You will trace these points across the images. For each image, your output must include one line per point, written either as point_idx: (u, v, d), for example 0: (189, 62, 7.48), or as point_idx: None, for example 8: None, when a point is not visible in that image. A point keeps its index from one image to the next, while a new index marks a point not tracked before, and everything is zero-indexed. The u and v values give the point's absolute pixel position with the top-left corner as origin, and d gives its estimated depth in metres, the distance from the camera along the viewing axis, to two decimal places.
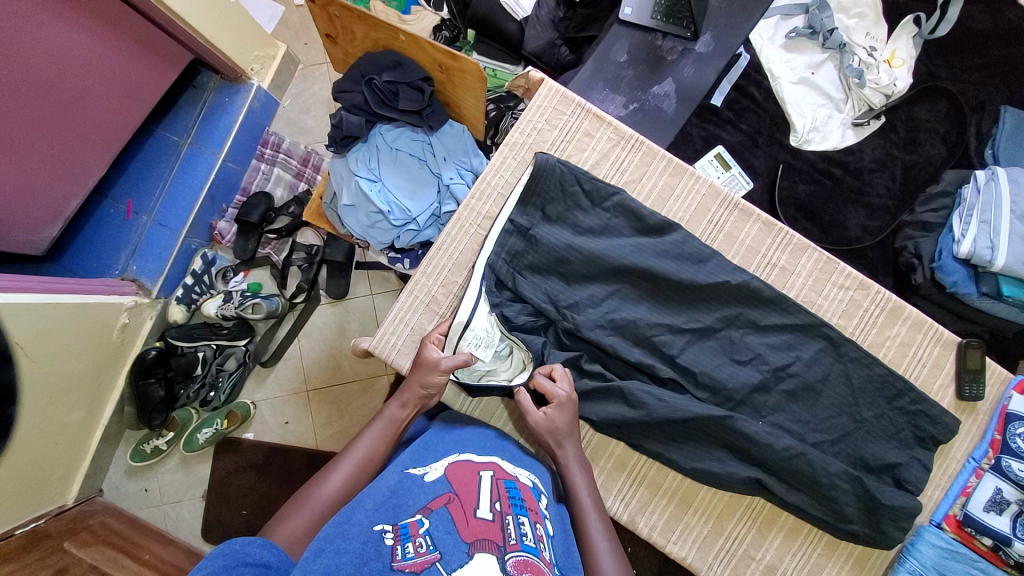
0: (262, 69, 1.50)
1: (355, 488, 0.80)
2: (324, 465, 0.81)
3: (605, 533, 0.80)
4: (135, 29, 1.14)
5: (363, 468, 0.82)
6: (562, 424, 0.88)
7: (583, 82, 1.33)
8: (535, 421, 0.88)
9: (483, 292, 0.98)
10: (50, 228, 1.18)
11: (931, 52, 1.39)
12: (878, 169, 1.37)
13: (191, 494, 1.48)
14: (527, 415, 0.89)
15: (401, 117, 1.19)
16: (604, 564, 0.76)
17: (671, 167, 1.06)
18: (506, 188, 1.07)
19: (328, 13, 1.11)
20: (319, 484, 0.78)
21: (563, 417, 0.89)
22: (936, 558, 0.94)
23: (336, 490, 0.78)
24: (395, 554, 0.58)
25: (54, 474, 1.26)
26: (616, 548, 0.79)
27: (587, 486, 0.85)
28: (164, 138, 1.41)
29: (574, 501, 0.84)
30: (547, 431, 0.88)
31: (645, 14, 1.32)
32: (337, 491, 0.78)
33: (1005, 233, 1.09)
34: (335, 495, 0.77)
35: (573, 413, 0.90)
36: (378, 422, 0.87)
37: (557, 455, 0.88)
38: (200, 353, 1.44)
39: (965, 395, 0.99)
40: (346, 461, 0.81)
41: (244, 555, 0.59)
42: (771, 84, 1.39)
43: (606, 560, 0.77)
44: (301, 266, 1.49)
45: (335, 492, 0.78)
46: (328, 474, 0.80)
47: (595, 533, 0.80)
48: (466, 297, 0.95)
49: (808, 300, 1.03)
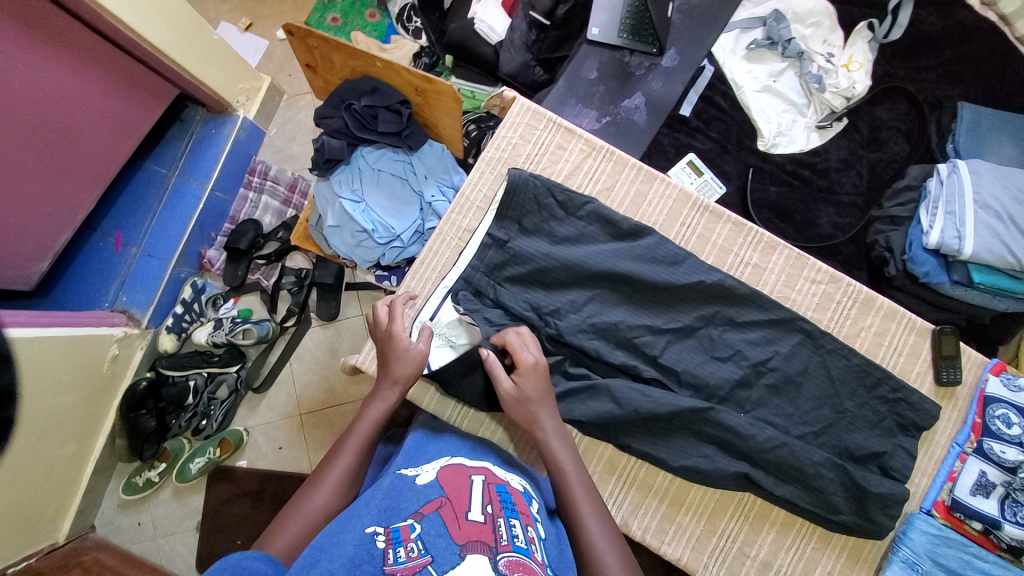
0: (247, 101, 1.54)
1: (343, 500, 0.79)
2: (311, 477, 0.80)
3: (590, 496, 0.80)
4: (121, 67, 1.18)
5: (350, 479, 0.81)
6: (534, 389, 0.88)
7: (556, 99, 1.38)
8: (506, 389, 0.87)
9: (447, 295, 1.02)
10: (39, 263, 1.21)
11: (886, 55, 1.46)
12: (845, 168, 1.41)
13: (185, 527, 1.46)
14: (497, 382, 0.88)
15: (381, 140, 1.23)
16: (594, 533, 0.76)
17: (643, 174, 1.10)
18: (485, 202, 1.10)
19: (307, 45, 1.16)
20: (308, 497, 0.78)
21: (535, 383, 0.88)
22: (928, 544, 0.95)
23: (324, 503, 0.77)
24: (387, 559, 0.59)
25: (44, 511, 1.25)
26: (604, 514, 0.79)
27: (566, 451, 0.84)
28: (151, 170, 1.45)
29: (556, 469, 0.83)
30: (520, 399, 0.87)
31: (612, 33, 1.39)
32: (323, 504, 0.77)
33: (971, 222, 1.14)
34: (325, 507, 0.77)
35: (544, 379, 0.89)
36: (360, 429, 0.86)
37: (532, 423, 0.86)
38: (191, 382, 1.45)
39: (943, 380, 1.02)
40: (334, 473, 0.80)
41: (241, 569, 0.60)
42: (736, 93, 1.44)
43: (594, 527, 0.76)
44: (291, 289, 1.51)
45: (326, 504, 0.78)
46: (317, 486, 0.79)
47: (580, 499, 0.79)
48: (433, 297, 1.02)
49: (783, 295, 1.06)
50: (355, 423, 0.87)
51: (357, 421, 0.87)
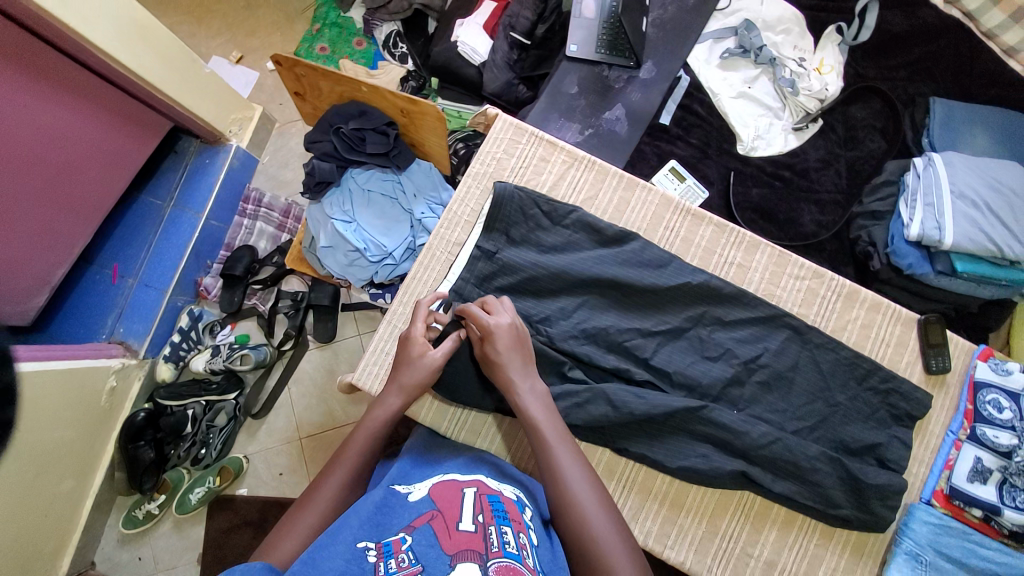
0: (240, 130, 1.58)
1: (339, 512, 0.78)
2: (306, 489, 0.79)
3: (573, 456, 0.79)
4: (115, 102, 1.22)
5: (349, 487, 0.80)
6: (505, 346, 0.87)
7: (539, 114, 1.42)
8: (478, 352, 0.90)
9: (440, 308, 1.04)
10: (37, 298, 1.23)
11: (857, 57, 1.51)
12: (823, 168, 1.45)
13: (186, 558, 1.45)
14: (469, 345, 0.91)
15: (370, 161, 1.26)
16: (580, 493, 0.75)
17: (624, 182, 1.13)
18: (472, 216, 1.13)
19: (294, 73, 1.20)
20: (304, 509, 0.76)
21: (507, 338, 0.88)
22: (930, 535, 0.95)
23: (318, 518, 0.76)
24: (378, 570, 0.60)
25: (43, 549, 1.24)
26: (589, 471, 0.78)
27: (540, 403, 0.84)
28: (147, 202, 1.49)
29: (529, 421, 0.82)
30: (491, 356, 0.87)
31: (590, 49, 1.44)
32: (315, 521, 0.75)
33: (949, 213, 1.17)
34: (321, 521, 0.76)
35: (516, 335, 0.89)
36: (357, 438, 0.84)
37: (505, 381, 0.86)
38: (189, 411, 1.45)
39: (932, 368, 1.03)
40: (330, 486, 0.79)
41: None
42: (713, 100, 1.49)
43: (569, 469, 0.77)
44: (289, 312, 1.53)
45: (321, 517, 0.76)
46: (313, 497, 0.78)
47: (555, 444, 0.80)
48: None
49: (768, 292, 1.08)
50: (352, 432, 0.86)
51: (354, 428, 0.86)
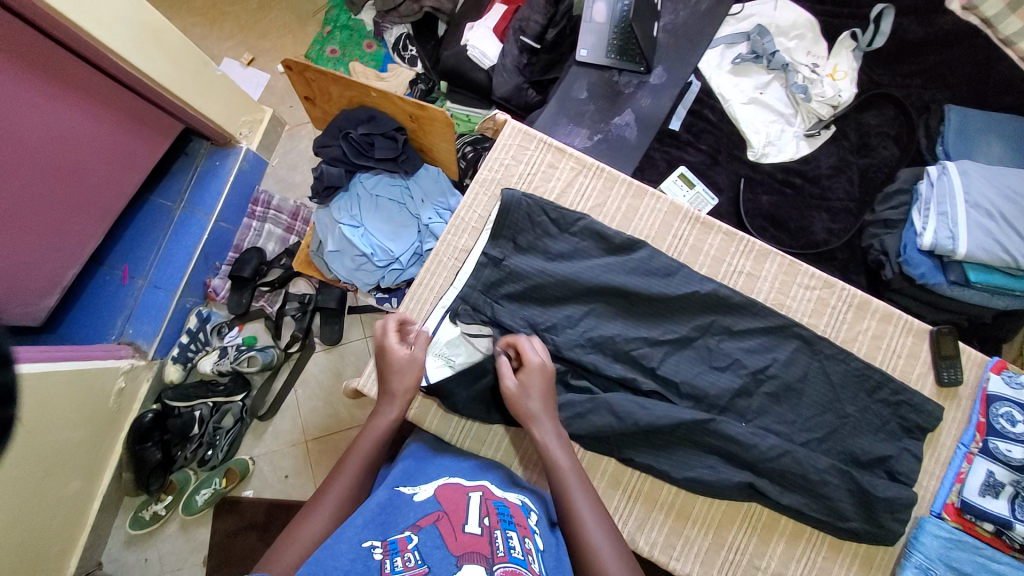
0: (250, 133, 1.60)
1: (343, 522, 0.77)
2: (309, 500, 0.79)
3: (591, 502, 0.78)
4: (127, 105, 1.24)
5: (348, 502, 0.79)
6: (537, 388, 0.88)
7: (548, 119, 1.42)
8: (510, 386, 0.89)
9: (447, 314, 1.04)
10: (48, 298, 1.24)
11: (870, 63, 1.49)
12: (835, 175, 1.43)
13: (193, 558, 1.46)
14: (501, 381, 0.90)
15: (378, 166, 1.26)
16: (598, 540, 0.74)
17: (632, 189, 1.12)
18: (479, 222, 1.12)
19: (305, 78, 1.20)
20: (307, 519, 0.75)
21: (539, 381, 0.89)
22: (941, 549, 0.93)
23: (324, 526, 0.75)
24: (383, 568, 0.59)
25: (52, 548, 1.25)
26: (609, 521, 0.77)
27: (565, 449, 0.84)
28: (157, 204, 1.50)
29: (554, 465, 0.82)
30: (522, 396, 0.88)
31: (600, 54, 1.43)
32: (323, 527, 0.75)
33: (962, 222, 1.15)
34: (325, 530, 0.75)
35: (549, 378, 0.90)
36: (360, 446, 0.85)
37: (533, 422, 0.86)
38: (196, 412, 1.46)
39: (944, 381, 1.02)
40: (332, 493, 0.79)
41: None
42: (724, 106, 1.48)
43: (587, 514, 0.76)
44: (295, 315, 1.53)
45: (326, 526, 0.75)
46: (316, 507, 0.77)
47: (575, 489, 0.79)
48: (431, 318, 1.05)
49: (778, 302, 1.06)
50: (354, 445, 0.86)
51: (357, 438, 0.87)
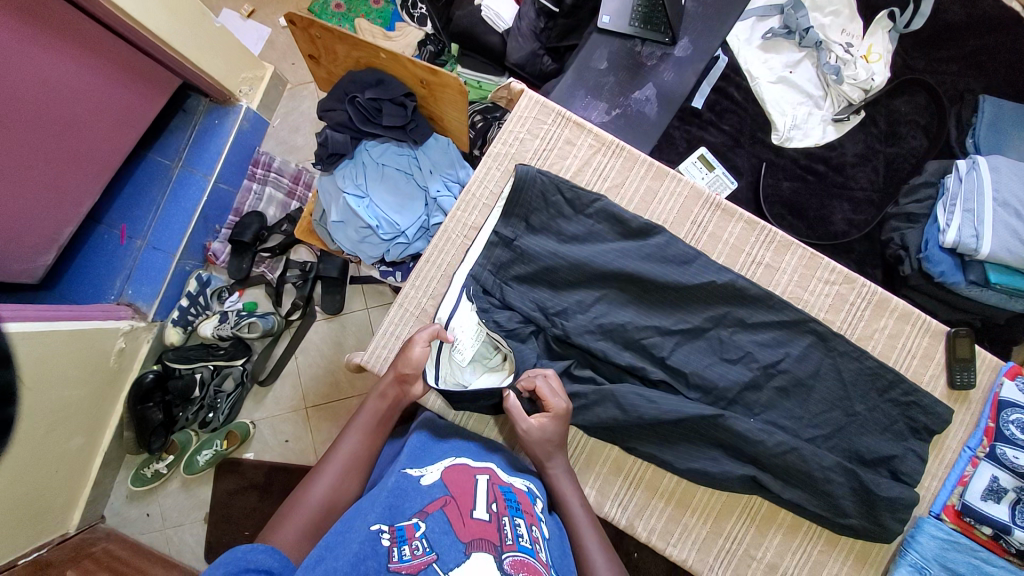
0: (250, 91, 1.52)
1: (344, 491, 0.78)
2: (310, 469, 0.79)
3: (602, 546, 0.79)
4: (123, 57, 1.16)
5: (348, 472, 0.79)
6: (555, 435, 0.86)
7: (566, 89, 1.35)
8: (529, 428, 0.85)
9: (464, 295, 0.99)
10: (44, 256, 1.20)
11: (907, 45, 1.41)
12: (860, 163, 1.38)
13: (193, 517, 1.48)
14: (519, 423, 0.85)
15: (386, 133, 1.20)
16: None
17: (652, 171, 1.07)
18: (492, 199, 1.08)
19: (309, 35, 1.12)
20: (307, 488, 0.76)
21: (554, 430, 0.86)
22: (937, 550, 0.94)
23: (324, 494, 0.76)
24: (391, 556, 0.58)
25: (54, 503, 1.27)
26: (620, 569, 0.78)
27: (578, 497, 0.84)
28: (155, 161, 1.44)
29: (568, 512, 0.83)
30: (540, 442, 0.85)
31: (623, 22, 1.34)
32: (322, 499, 0.75)
33: (989, 220, 1.11)
34: (325, 499, 0.76)
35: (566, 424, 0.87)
36: (360, 418, 0.85)
37: (546, 466, 0.86)
38: (197, 374, 1.44)
39: (956, 383, 1.00)
40: (333, 462, 0.80)
41: (246, 561, 0.59)
42: (751, 84, 1.41)
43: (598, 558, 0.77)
44: (296, 283, 1.49)
45: (326, 495, 0.76)
46: (315, 478, 0.78)
47: (585, 533, 0.80)
48: (448, 297, 1.00)
49: (794, 296, 1.03)
50: (353, 416, 0.86)
51: (359, 408, 0.86)
